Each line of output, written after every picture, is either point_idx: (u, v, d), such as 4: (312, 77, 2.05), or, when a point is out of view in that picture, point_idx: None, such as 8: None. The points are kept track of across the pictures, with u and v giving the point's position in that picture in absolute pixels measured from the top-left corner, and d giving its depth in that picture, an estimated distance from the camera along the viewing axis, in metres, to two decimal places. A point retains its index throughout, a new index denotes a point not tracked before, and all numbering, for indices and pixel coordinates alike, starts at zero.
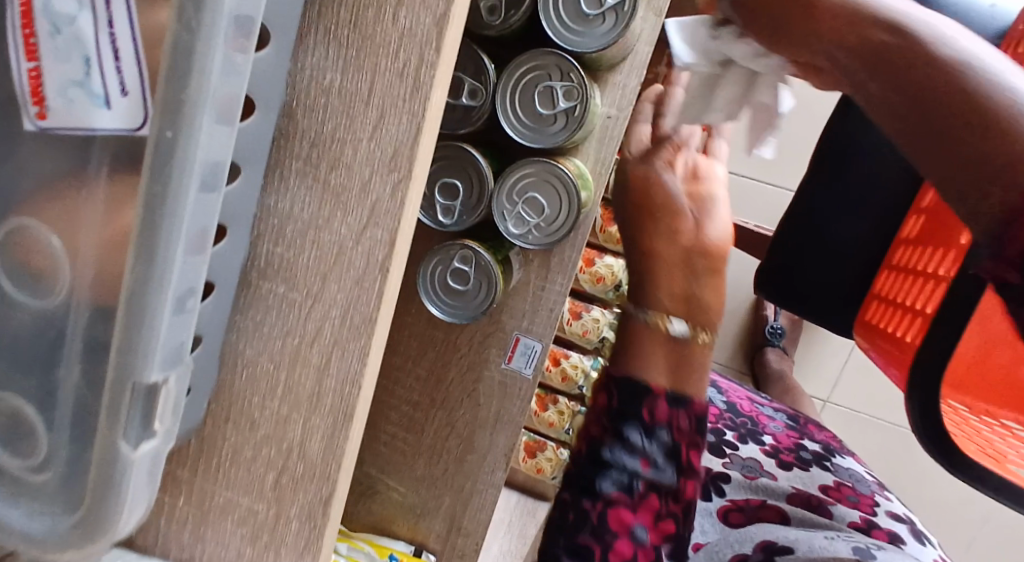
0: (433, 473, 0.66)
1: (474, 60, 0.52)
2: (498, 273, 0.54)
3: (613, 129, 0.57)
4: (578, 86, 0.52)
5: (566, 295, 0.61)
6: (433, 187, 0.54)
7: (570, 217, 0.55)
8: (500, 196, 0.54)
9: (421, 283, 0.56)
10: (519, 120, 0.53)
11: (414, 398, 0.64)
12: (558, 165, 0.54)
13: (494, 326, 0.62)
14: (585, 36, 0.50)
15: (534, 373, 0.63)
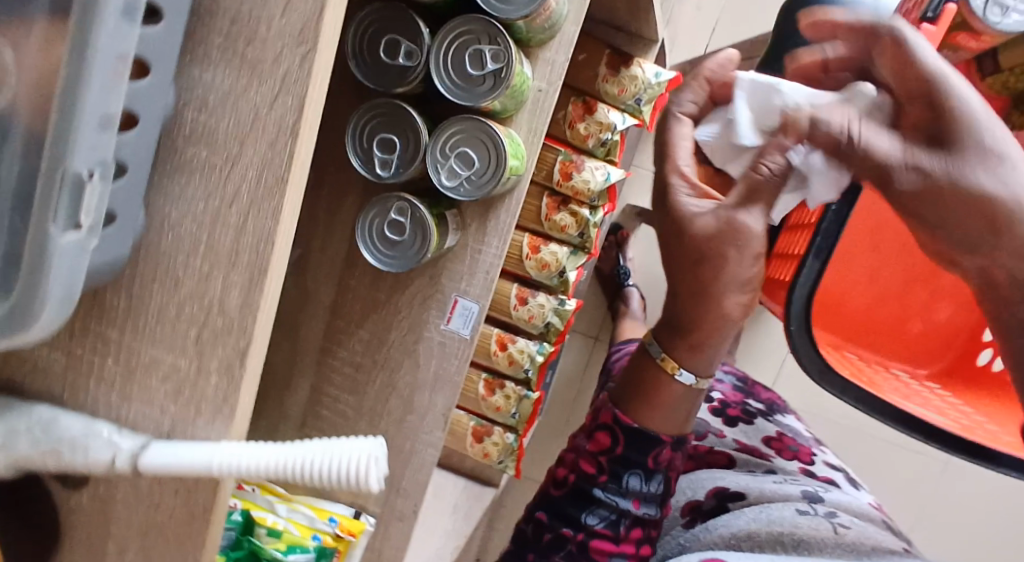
0: (374, 434, 0.68)
1: (408, 21, 0.51)
2: (434, 225, 0.54)
3: (545, 102, 0.60)
4: (505, 49, 0.51)
5: (501, 258, 0.64)
6: (370, 140, 0.54)
7: (501, 174, 0.54)
8: (432, 150, 0.53)
9: (357, 237, 0.56)
10: (451, 79, 0.52)
11: (356, 360, 0.67)
12: (490, 124, 0.53)
13: (434, 289, 0.64)
14: (508, 3, 0.50)
15: (471, 334, 0.65)
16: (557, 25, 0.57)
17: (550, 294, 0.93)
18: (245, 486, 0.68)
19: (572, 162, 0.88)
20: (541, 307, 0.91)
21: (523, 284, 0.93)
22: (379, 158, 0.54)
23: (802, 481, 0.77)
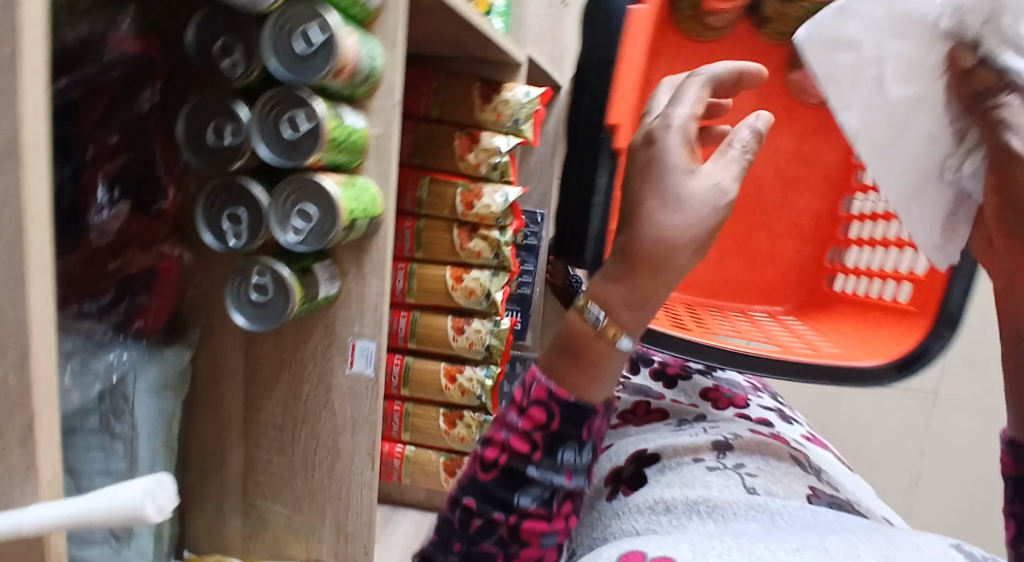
0: (311, 487, 0.72)
1: (227, 104, 0.56)
2: (292, 282, 0.58)
3: (385, 144, 0.64)
4: (314, 110, 0.55)
5: (385, 294, 0.67)
6: (219, 215, 0.58)
7: (339, 221, 0.57)
8: (273, 212, 0.57)
9: (228, 305, 0.60)
10: (273, 146, 0.56)
11: (277, 422, 0.71)
12: (318, 178, 0.56)
13: (331, 337, 0.68)
14: (307, 68, 0.54)
15: (376, 372, 0.68)
16: (376, 75, 0.61)
17: (484, 319, 0.96)
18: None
19: (472, 191, 0.92)
20: (478, 332, 0.95)
21: (457, 315, 0.97)
22: (229, 229, 0.58)
23: (711, 428, 0.74)
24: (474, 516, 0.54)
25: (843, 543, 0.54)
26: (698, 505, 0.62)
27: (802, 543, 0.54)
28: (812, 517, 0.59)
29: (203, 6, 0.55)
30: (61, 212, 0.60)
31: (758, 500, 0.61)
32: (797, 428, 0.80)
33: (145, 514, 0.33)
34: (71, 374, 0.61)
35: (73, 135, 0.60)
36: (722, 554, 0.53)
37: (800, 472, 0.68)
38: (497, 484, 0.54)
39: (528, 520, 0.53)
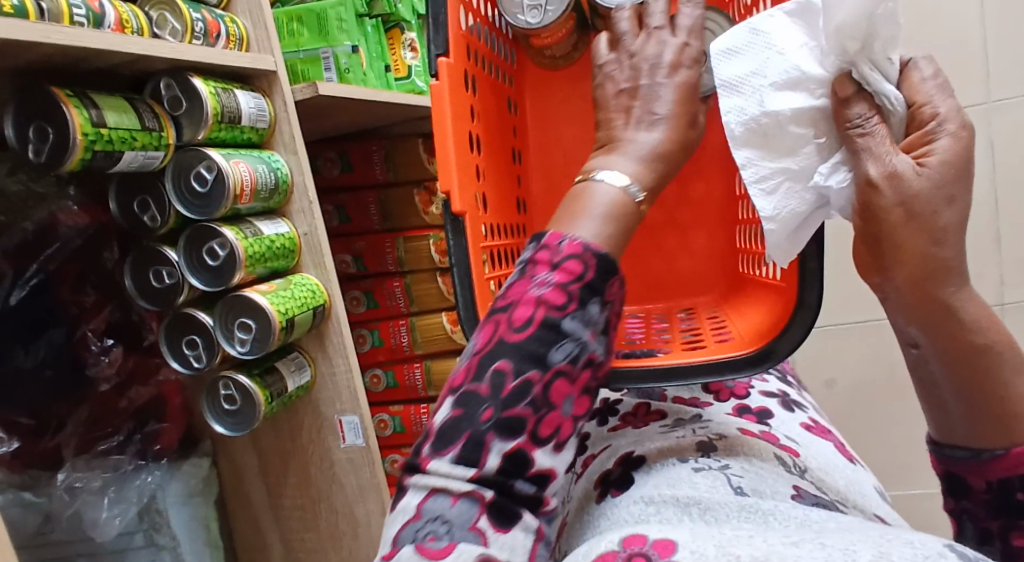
0: (343, 555, 0.79)
1: (158, 252, 0.63)
2: (253, 387, 0.65)
3: (314, 240, 0.70)
4: (224, 236, 0.61)
5: (353, 368, 0.73)
6: (180, 345, 0.66)
7: (276, 325, 0.63)
8: (220, 331, 0.64)
9: (208, 418, 0.67)
10: (203, 276, 0.63)
11: (299, 502, 0.79)
12: (244, 293, 0.63)
13: (321, 419, 0.75)
14: (207, 203, 0.61)
15: (366, 441, 0.74)
16: (283, 182, 0.68)
17: None
18: None
19: (443, 239, 0.98)
20: None
21: None
22: (190, 354, 0.65)
23: (701, 428, 0.61)
24: (510, 377, 0.37)
25: (846, 535, 0.40)
26: (690, 507, 0.49)
27: (802, 536, 0.40)
28: (807, 516, 0.46)
29: (116, 177, 0.63)
30: (67, 371, 0.69)
31: (749, 501, 0.49)
32: (804, 420, 0.66)
33: None
34: (107, 503, 0.71)
35: (57, 305, 0.69)
36: (722, 543, 0.40)
37: (783, 472, 0.55)
38: (537, 338, 0.38)
39: (558, 376, 0.38)
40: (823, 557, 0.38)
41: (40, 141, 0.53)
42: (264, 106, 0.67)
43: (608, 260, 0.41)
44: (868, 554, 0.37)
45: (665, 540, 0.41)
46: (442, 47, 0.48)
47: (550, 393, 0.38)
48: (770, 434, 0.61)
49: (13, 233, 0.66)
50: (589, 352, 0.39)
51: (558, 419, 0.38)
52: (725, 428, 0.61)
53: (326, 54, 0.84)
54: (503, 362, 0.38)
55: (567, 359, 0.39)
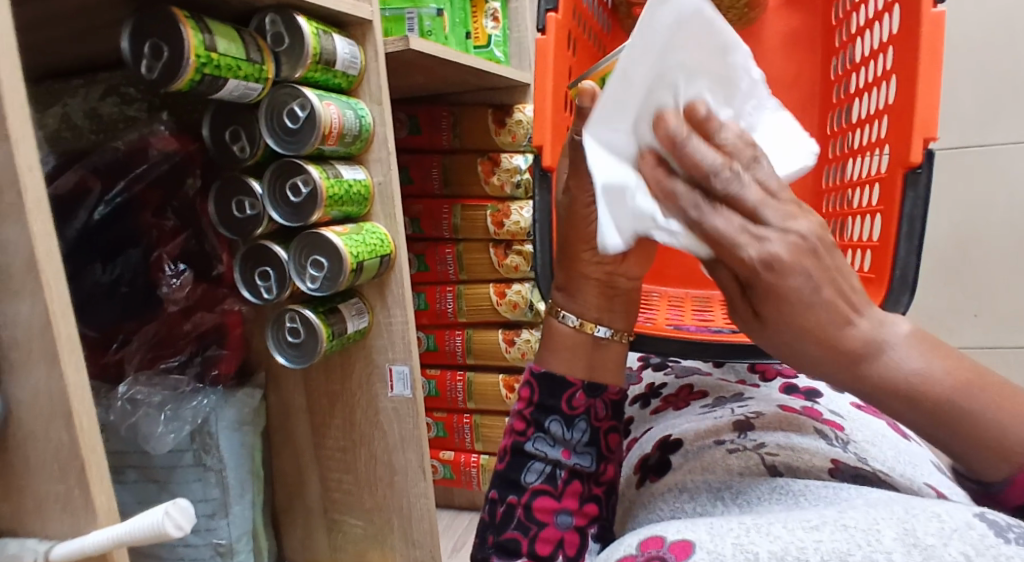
0: (376, 502, 0.81)
1: (244, 184, 0.66)
2: (318, 323, 0.67)
3: (388, 190, 0.72)
4: (309, 174, 0.64)
5: (409, 321, 0.74)
6: (252, 276, 0.68)
7: (347, 266, 0.65)
8: (294, 267, 0.67)
9: (271, 349, 0.70)
10: (284, 210, 0.66)
11: (341, 444, 0.81)
12: (321, 231, 0.65)
13: (371, 365, 0.76)
14: (296, 140, 0.63)
15: (413, 392, 0.76)
16: (366, 131, 0.70)
17: (533, 327, 1.03)
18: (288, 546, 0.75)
19: (500, 211, 0.99)
20: (528, 342, 1.01)
21: (507, 328, 1.03)
22: (262, 286, 0.68)
23: (740, 408, 0.65)
24: (499, 504, 0.49)
25: (872, 513, 0.40)
26: (722, 492, 0.52)
27: (824, 520, 0.40)
28: (838, 495, 0.48)
29: (214, 106, 0.66)
30: (141, 292, 0.73)
31: (781, 481, 0.51)
32: (853, 401, 0.69)
33: (166, 530, 0.42)
34: (164, 420, 0.74)
35: (138, 227, 0.72)
36: (740, 539, 0.40)
37: (823, 444, 0.57)
38: (509, 466, 0.49)
39: (536, 495, 0.48)
40: (845, 542, 0.37)
41: (153, 58, 0.55)
42: (356, 53, 0.69)
43: (552, 377, 0.50)
44: (891, 534, 0.37)
45: (683, 540, 0.41)
46: (552, 3, 0.50)
47: (537, 512, 0.48)
48: (812, 409, 0.64)
49: (106, 151, 0.71)
50: (564, 468, 0.48)
51: (555, 533, 0.47)
52: (764, 407, 0.64)
53: (411, 15, 0.86)
54: (492, 493, 0.49)
55: (539, 479, 0.49)
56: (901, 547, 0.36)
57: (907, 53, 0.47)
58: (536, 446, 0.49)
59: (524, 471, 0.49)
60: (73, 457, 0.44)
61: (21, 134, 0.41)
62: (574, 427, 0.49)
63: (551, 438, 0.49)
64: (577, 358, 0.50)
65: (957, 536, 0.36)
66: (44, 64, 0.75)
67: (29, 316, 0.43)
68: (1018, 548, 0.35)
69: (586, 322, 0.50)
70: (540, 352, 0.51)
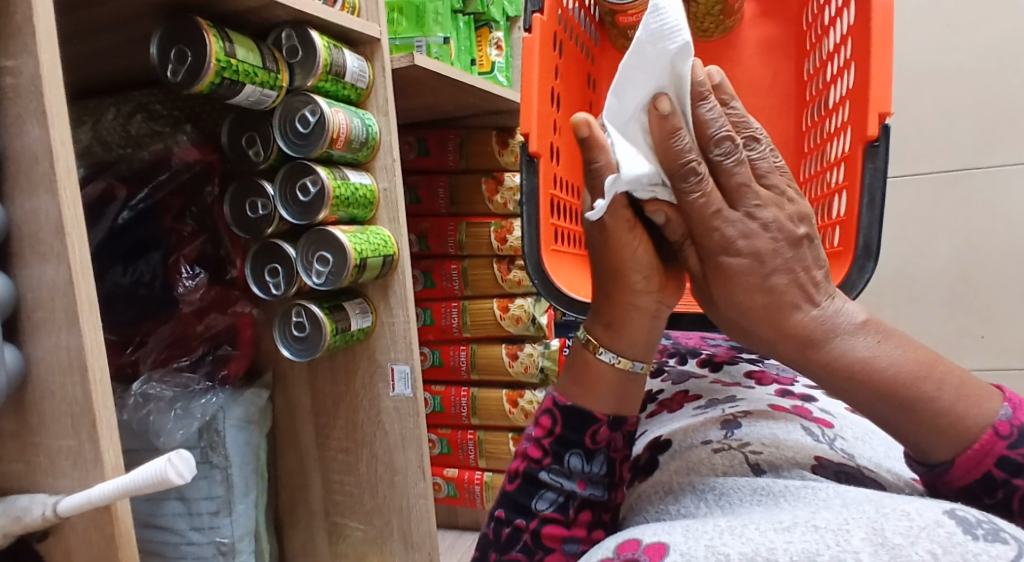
0: (378, 503, 0.82)
1: (258, 186, 0.71)
2: (323, 317, 0.71)
3: (393, 195, 0.76)
4: (320, 176, 0.68)
5: (410, 320, 0.77)
6: (262, 272, 0.72)
7: (351, 262, 0.69)
8: (301, 262, 0.71)
9: (277, 341, 0.74)
10: (293, 209, 0.70)
11: (344, 445, 0.83)
12: (328, 229, 0.69)
13: (375, 365, 0.79)
14: (305, 143, 0.68)
15: (414, 391, 0.78)
16: (373, 139, 0.75)
17: (535, 342, 1.05)
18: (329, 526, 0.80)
19: (503, 228, 1.04)
20: (530, 355, 1.04)
21: (510, 343, 1.06)
22: (270, 281, 0.72)
23: (730, 407, 0.57)
24: (504, 524, 0.47)
25: (841, 513, 0.36)
26: (705, 493, 0.45)
27: (796, 520, 0.36)
28: (818, 495, 0.41)
29: (234, 112, 0.72)
30: (159, 293, 0.78)
31: (764, 482, 0.44)
32: (845, 404, 0.62)
33: (168, 476, 0.44)
34: (174, 415, 0.76)
35: (159, 231, 0.77)
36: (713, 540, 0.36)
37: (810, 442, 0.50)
38: (520, 490, 0.47)
39: (546, 523, 0.46)
40: (816, 542, 0.34)
41: (179, 63, 0.61)
42: (365, 68, 0.74)
43: (577, 411, 0.47)
44: (861, 534, 0.34)
45: (658, 541, 0.38)
46: (538, 5, 0.56)
47: (545, 539, 0.46)
48: (802, 407, 0.56)
49: (133, 161, 0.77)
50: (577, 500, 0.46)
51: (561, 559, 0.45)
52: (755, 406, 0.56)
53: (420, 43, 0.92)
54: (499, 513, 0.47)
55: (549, 507, 0.46)
56: (869, 546, 0.33)
57: (863, 39, 0.52)
58: (552, 475, 0.46)
59: (535, 497, 0.46)
60: (86, 411, 0.48)
61: (55, 112, 0.46)
62: (594, 461, 0.47)
63: (567, 468, 0.46)
64: (610, 395, 0.47)
65: (926, 534, 0.34)
66: (82, 84, 0.81)
67: (53, 279, 0.47)
68: (986, 545, 0.33)
69: (624, 360, 0.47)
70: (571, 386, 0.48)
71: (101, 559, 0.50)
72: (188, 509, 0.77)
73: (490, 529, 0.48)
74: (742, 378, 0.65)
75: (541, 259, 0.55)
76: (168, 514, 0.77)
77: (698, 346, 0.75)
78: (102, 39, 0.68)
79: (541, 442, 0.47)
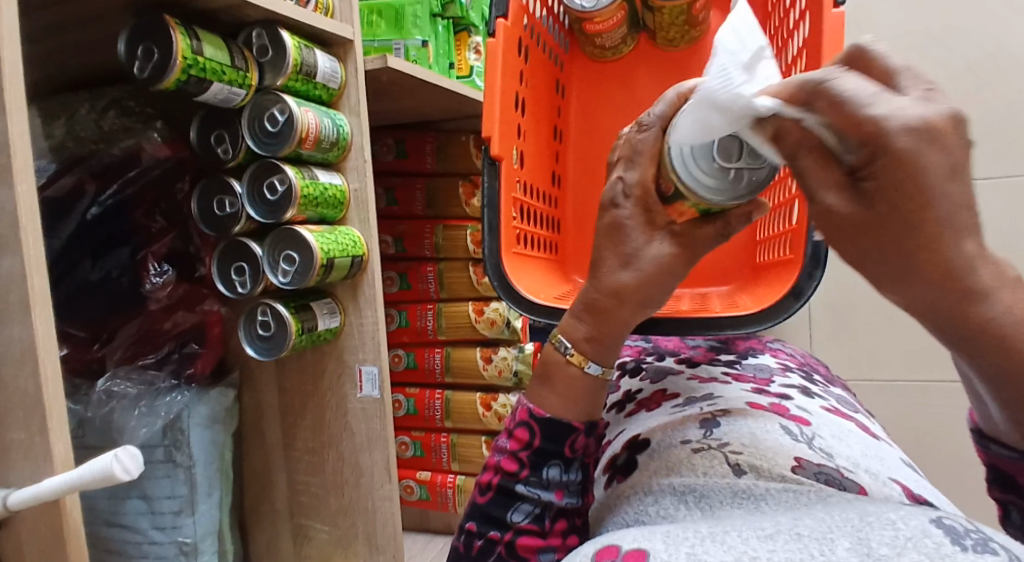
0: (344, 504, 0.82)
1: (226, 185, 0.71)
2: (288, 317, 0.71)
3: (363, 197, 0.76)
4: (287, 175, 0.68)
5: (379, 322, 0.77)
6: (229, 272, 0.72)
7: (318, 261, 0.69)
8: (268, 261, 0.71)
9: (242, 340, 0.73)
10: (259, 209, 0.70)
11: (311, 446, 0.83)
12: (296, 229, 0.69)
13: (344, 366, 0.79)
14: (273, 143, 0.68)
15: (381, 393, 0.78)
16: (343, 139, 0.75)
17: (509, 346, 1.05)
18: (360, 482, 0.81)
19: (480, 231, 1.04)
20: (504, 359, 1.04)
21: (485, 346, 1.06)
22: (236, 280, 0.72)
23: (707, 404, 0.56)
24: (477, 537, 0.48)
25: (824, 520, 0.36)
26: (685, 496, 0.45)
27: (778, 528, 0.36)
28: (800, 500, 0.41)
29: (203, 109, 0.72)
30: (126, 289, 0.77)
31: (744, 485, 0.44)
32: (823, 404, 0.60)
33: (115, 472, 0.44)
34: (138, 413, 0.75)
35: (128, 226, 0.77)
36: (695, 549, 0.36)
37: (786, 440, 0.49)
38: (493, 502, 0.48)
39: (522, 534, 0.47)
40: (799, 552, 0.34)
41: (145, 59, 0.60)
42: (337, 69, 0.74)
43: (554, 422, 0.47)
44: (845, 543, 0.34)
45: (638, 548, 0.38)
46: (503, 10, 0.56)
47: (520, 549, 0.47)
48: (778, 405, 0.55)
49: (104, 156, 0.76)
50: (554, 510, 0.47)
51: None
52: (732, 403, 0.55)
53: (399, 45, 0.92)
54: (472, 526, 0.48)
55: (525, 519, 0.47)
56: (853, 557, 0.33)
57: (814, 52, 0.55)
58: (529, 488, 0.47)
59: (512, 510, 0.47)
60: (36, 404, 0.47)
61: (13, 104, 0.46)
62: (572, 470, 0.48)
63: (544, 480, 0.47)
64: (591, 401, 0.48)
65: (912, 545, 0.33)
66: (54, 78, 0.81)
67: (7, 272, 0.47)
68: (976, 555, 0.32)
69: (578, 355, 0.47)
70: (555, 400, 0.48)
71: (50, 553, 0.49)
72: (150, 508, 0.76)
73: (461, 541, 0.49)
74: (719, 375, 0.63)
75: (501, 264, 0.55)
76: (130, 512, 0.76)
77: (677, 349, 0.73)
78: (75, 34, 0.68)
79: (518, 457, 0.48)
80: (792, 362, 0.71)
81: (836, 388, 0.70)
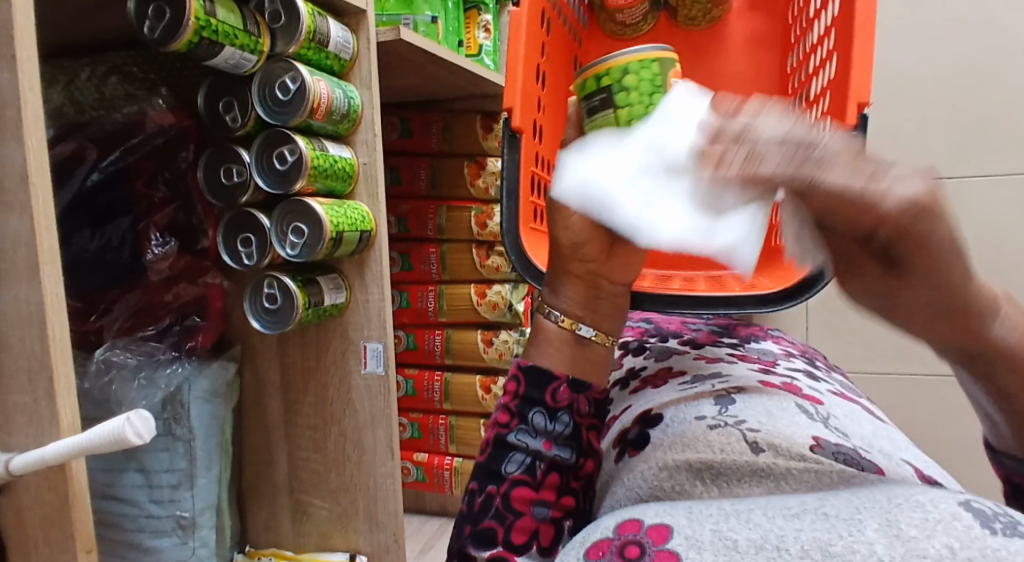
0: (343, 481, 0.81)
1: (234, 155, 0.69)
2: (295, 290, 0.70)
3: (373, 172, 0.75)
4: (297, 146, 0.67)
5: (384, 297, 0.77)
6: (234, 244, 0.71)
7: (327, 234, 0.68)
8: (275, 234, 0.70)
9: (248, 313, 0.73)
10: (267, 178, 0.69)
11: (312, 422, 0.82)
12: (308, 201, 0.68)
13: (348, 343, 0.78)
14: (284, 111, 0.67)
15: (385, 370, 0.77)
16: (355, 112, 0.74)
17: (511, 329, 1.05)
18: (362, 460, 0.80)
19: (484, 213, 1.03)
20: (506, 342, 1.03)
21: (486, 329, 1.06)
22: (243, 252, 0.71)
23: (720, 381, 0.55)
24: (477, 494, 0.47)
25: (852, 501, 0.35)
26: (701, 472, 0.44)
27: (805, 507, 0.35)
28: (822, 481, 0.40)
29: (211, 76, 0.70)
30: (127, 260, 0.76)
31: (763, 463, 0.43)
32: (829, 386, 0.59)
33: (126, 435, 0.42)
34: (137, 385, 0.74)
35: (130, 195, 0.76)
36: (719, 526, 0.36)
37: (801, 418, 0.49)
38: (490, 456, 0.47)
39: (515, 485, 0.46)
40: (826, 531, 0.33)
41: (156, 19, 0.59)
42: (349, 39, 0.73)
43: (539, 369, 0.48)
44: (873, 525, 0.33)
45: (660, 523, 0.37)
46: None
47: (515, 502, 0.46)
48: (790, 384, 0.55)
49: (105, 122, 0.74)
50: (544, 460, 0.46)
51: (530, 523, 0.45)
52: (744, 380, 0.55)
53: (407, 21, 0.90)
54: (472, 483, 0.47)
55: (517, 470, 0.46)
56: (882, 538, 0.32)
57: (846, 30, 0.55)
58: (519, 436, 0.47)
59: (504, 460, 0.47)
60: (44, 366, 0.46)
61: (25, 57, 0.45)
62: (558, 419, 0.47)
63: (532, 428, 0.47)
64: (564, 353, 0.49)
65: (942, 528, 0.32)
66: (56, 43, 0.79)
67: (16, 229, 0.46)
68: (1006, 539, 0.31)
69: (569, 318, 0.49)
70: (529, 347, 0.50)
71: (53, 520, 0.48)
72: (149, 481, 0.75)
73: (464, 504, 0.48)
74: (721, 356, 0.63)
75: (518, 238, 0.55)
76: (128, 486, 0.75)
77: (680, 329, 0.73)
78: None
79: (509, 406, 0.48)
80: (795, 348, 0.71)
81: (838, 374, 0.70)
